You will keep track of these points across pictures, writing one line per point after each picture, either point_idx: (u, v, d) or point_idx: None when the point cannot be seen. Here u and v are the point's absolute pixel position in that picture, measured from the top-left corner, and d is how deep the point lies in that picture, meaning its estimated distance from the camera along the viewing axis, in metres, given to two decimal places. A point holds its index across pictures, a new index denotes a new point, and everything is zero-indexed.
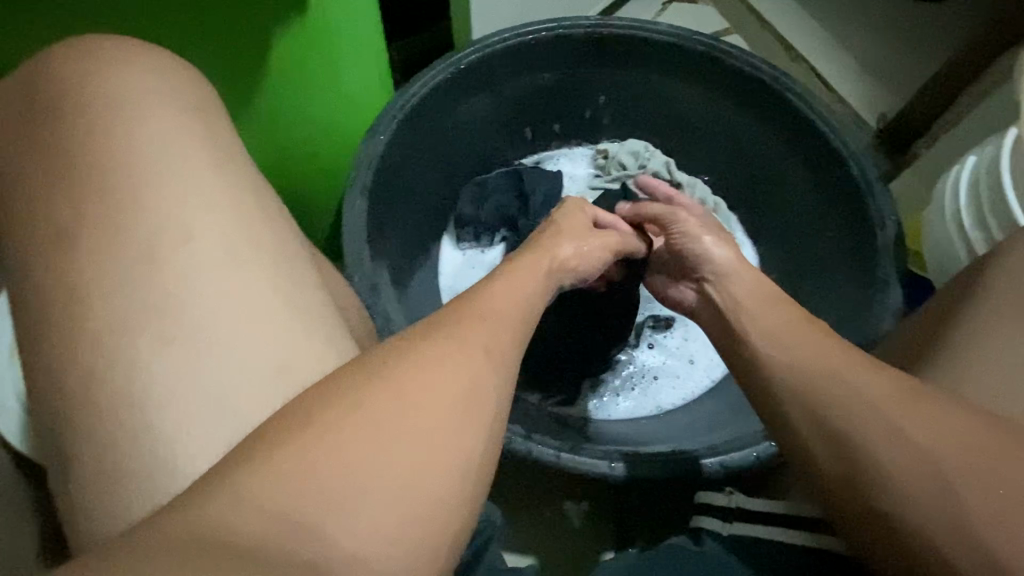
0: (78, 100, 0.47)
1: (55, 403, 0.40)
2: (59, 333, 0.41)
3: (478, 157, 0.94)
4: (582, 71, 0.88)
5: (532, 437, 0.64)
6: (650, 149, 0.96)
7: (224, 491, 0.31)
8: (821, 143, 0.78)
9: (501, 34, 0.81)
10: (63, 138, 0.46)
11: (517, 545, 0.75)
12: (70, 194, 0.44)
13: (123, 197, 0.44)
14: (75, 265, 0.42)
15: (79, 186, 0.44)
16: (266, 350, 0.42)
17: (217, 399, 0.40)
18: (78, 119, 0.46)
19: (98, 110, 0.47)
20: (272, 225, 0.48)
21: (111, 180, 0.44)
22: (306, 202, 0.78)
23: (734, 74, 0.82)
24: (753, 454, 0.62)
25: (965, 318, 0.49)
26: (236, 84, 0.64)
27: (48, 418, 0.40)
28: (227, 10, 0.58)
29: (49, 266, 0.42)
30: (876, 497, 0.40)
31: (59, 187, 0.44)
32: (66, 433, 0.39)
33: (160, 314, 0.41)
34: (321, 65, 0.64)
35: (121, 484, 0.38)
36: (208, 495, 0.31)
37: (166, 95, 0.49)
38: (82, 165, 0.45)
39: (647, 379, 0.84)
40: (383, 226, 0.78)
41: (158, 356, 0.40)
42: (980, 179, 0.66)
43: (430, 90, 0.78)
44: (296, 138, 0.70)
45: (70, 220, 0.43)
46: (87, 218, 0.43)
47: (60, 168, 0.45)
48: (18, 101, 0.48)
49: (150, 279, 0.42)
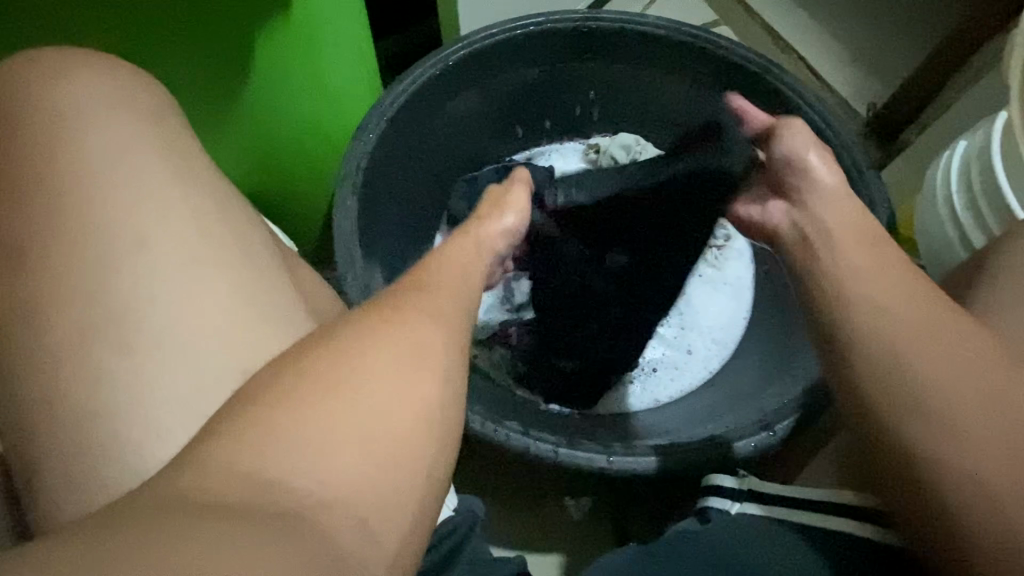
0: (49, 78, 0.44)
1: (20, 397, 0.37)
2: (23, 324, 0.38)
3: (466, 155, 0.91)
4: (571, 65, 0.86)
5: (531, 432, 0.61)
6: (641, 143, 0.93)
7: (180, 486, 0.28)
8: (815, 137, 0.76)
9: (488, 29, 0.78)
10: (27, 119, 0.43)
11: (508, 541, 0.74)
12: (34, 176, 0.41)
13: (92, 181, 0.42)
14: (45, 251, 0.40)
15: (44, 169, 0.41)
16: (238, 342, 0.40)
17: (189, 394, 0.38)
18: (46, 98, 0.44)
19: (67, 89, 0.44)
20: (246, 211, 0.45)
21: (77, 163, 0.42)
22: (293, 205, 0.76)
23: (728, 69, 0.80)
24: (749, 444, 0.60)
25: (969, 304, 0.48)
26: (217, 89, 0.62)
27: (10, 412, 0.38)
28: (207, 11, 0.56)
29: (14, 251, 0.40)
30: None
31: (22, 168, 0.41)
32: (29, 428, 0.37)
33: (129, 310, 0.39)
34: (307, 63, 0.62)
35: (84, 475, 0.36)
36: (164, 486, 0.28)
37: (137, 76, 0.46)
38: (50, 146, 0.42)
39: (646, 371, 0.83)
40: (373, 223, 0.76)
41: (125, 356, 0.38)
42: (970, 162, 0.66)
43: (420, 86, 0.75)
44: (281, 140, 0.68)
45: (35, 204, 0.41)
46: (54, 201, 0.41)
47: (24, 148, 0.42)
48: None
49: (118, 271, 0.40)
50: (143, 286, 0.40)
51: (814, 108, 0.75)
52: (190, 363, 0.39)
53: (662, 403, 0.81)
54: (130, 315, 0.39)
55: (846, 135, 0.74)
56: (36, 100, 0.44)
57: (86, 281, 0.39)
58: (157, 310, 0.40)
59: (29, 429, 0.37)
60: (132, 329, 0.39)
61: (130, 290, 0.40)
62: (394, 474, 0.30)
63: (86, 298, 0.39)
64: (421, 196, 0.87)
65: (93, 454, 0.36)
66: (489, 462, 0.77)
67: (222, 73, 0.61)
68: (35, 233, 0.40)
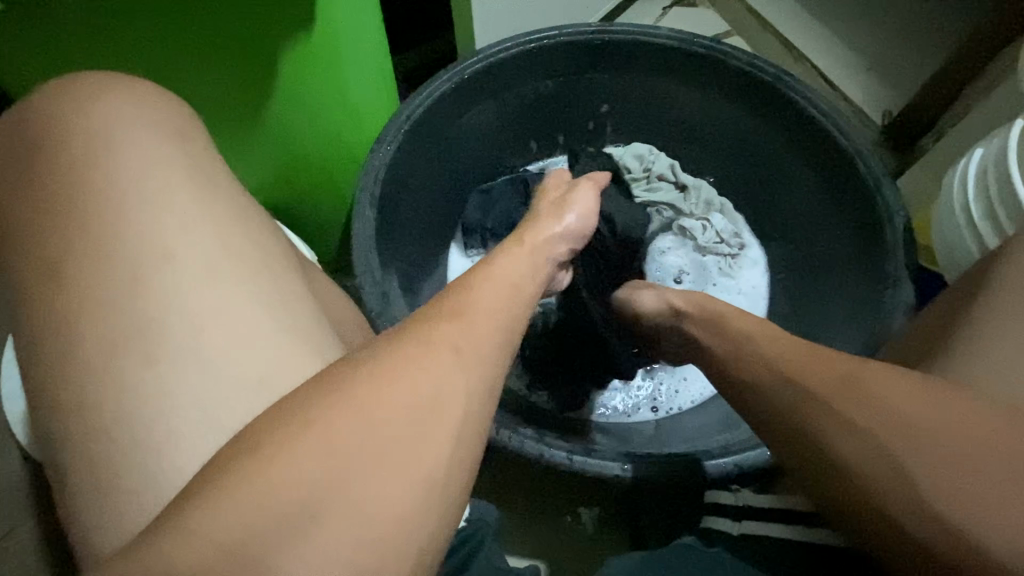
0: (76, 113, 0.46)
1: (57, 417, 0.39)
2: (58, 349, 0.40)
3: (484, 167, 0.92)
4: (583, 78, 0.87)
5: (545, 440, 0.62)
6: (654, 152, 0.95)
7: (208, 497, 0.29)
8: (829, 147, 0.77)
9: (502, 43, 0.79)
10: (58, 154, 0.45)
11: (520, 548, 0.75)
12: (66, 208, 0.43)
13: (120, 210, 0.43)
14: (76, 278, 0.41)
15: (75, 202, 0.43)
16: (260, 359, 0.41)
17: (218, 408, 0.39)
18: (74, 134, 0.45)
19: (95, 124, 0.46)
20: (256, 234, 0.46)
21: (105, 193, 0.43)
22: (313, 218, 0.78)
23: (741, 79, 0.80)
24: (766, 453, 0.59)
25: (979, 308, 0.48)
26: (241, 109, 0.64)
27: (48, 433, 0.40)
28: (228, 33, 0.58)
29: (47, 281, 0.41)
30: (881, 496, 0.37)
31: (56, 201, 0.43)
32: (65, 447, 0.39)
33: (158, 330, 0.40)
34: (324, 80, 0.64)
35: (120, 490, 0.38)
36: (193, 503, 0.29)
37: (157, 110, 0.48)
38: (79, 180, 0.44)
39: (669, 381, 0.83)
40: (391, 234, 0.78)
41: (154, 374, 0.39)
42: (987, 170, 0.65)
43: (436, 100, 0.77)
44: (302, 155, 0.70)
45: (69, 233, 0.42)
46: (87, 229, 0.42)
47: (55, 182, 0.44)
48: (14, 117, 0.47)
49: (146, 294, 0.41)
50: (175, 300, 0.41)
51: (829, 117, 0.75)
52: (213, 375, 0.40)
53: (679, 409, 0.81)
54: (161, 334, 0.40)
55: (861, 144, 0.74)
56: (63, 134, 0.45)
57: (117, 299, 0.41)
58: (181, 322, 0.41)
59: (62, 445, 0.39)
60: (166, 340, 0.40)
61: (154, 305, 0.41)
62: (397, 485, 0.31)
63: (109, 313, 0.40)
64: (438, 206, 0.88)
65: (124, 465, 0.38)
66: (502, 475, 0.78)
67: (245, 92, 0.63)
68: (67, 263, 0.42)
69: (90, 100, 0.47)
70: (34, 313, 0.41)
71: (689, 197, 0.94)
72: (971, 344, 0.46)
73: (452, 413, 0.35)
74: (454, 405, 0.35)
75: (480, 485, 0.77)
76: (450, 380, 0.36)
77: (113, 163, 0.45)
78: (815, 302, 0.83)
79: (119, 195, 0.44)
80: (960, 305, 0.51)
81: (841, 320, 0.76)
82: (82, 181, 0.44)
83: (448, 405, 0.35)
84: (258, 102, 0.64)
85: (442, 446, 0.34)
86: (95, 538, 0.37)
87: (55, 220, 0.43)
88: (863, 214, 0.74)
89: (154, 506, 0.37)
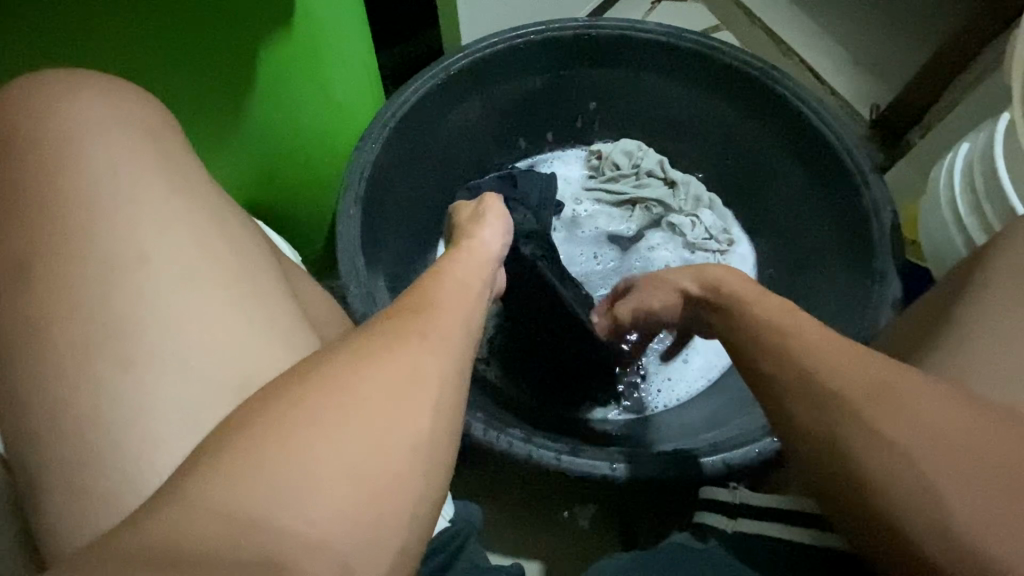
0: (47, 111, 0.45)
1: (27, 419, 0.38)
2: (27, 351, 0.39)
3: (471, 164, 0.92)
4: (571, 74, 0.86)
5: (533, 439, 0.61)
6: (643, 148, 0.94)
7: (177, 504, 0.28)
8: (817, 142, 0.76)
9: (488, 39, 0.78)
10: (28, 152, 0.43)
11: (509, 547, 0.74)
12: (37, 207, 0.42)
13: (94, 208, 0.42)
14: (46, 279, 0.40)
15: (46, 201, 0.42)
16: (236, 361, 0.40)
17: (193, 411, 0.38)
18: (45, 132, 0.44)
19: (67, 121, 0.45)
20: (233, 233, 0.45)
21: (77, 192, 0.42)
22: (296, 218, 0.77)
23: (730, 74, 0.80)
24: (754, 451, 0.59)
25: (964, 305, 0.48)
26: (221, 106, 0.63)
27: (20, 436, 0.39)
28: (209, 27, 0.57)
29: (16, 281, 0.40)
30: (867, 491, 0.37)
31: (26, 200, 0.42)
32: (35, 451, 0.38)
33: (132, 332, 0.40)
34: (308, 77, 0.63)
35: (91, 494, 0.37)
36: (161, 510, 0.28)
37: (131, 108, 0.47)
38: (51, 178, 0.43)
39: (660, 379, 0.82)
40: (377, 234, 0.77)
41: (125, 378, 0.39)
42: (973, 165, 0.65)
43: (422, 97, 0.76)
44: (284, 153, 0.69)
45: (39, 232, 0.41)
46: (57, 229, 0.41)
47: (25, 180, 0.43)
48: None
49: (121, 295, 0.40)
50: (148, 301, 0.40)
51: (816, 112, 0.75)
52: (190, 377, 0.39)
53: (670, 407, 0.81)
54: (135, 336, 0.40)
55: (849, 139, 0.74)
56: (34, 131, 0.44)
57: (90, 300, 0.40)
58: (154, 324, 0.40)
59: (31, 447, 0.38)
60: (138, 343, 0.39)
61: (129, 306, 0.40)
62: (373, 490, 0.31)
63: (82, 315, 0.40)
64: (424, 205, 0.87)
65: (98, 472, 0.37)
66: (491, 474, 0.77)
67: (225, 89, 0.62)
68: (36, 263, 0.41)
69: (64, 96, 0.46)
70: (4, 315, 0.40)
71: (678, 193, 0.93)
72: (956, 341, 0.46)
73: (434, 417, 0.34)
74: (434, 408, 0.35)
75: (471, 486, 0.77)
76: (429, 381, 0.35)
77: (86, 161, 0.44)
78: (805, 297, 0.83)
79: (91, 194, 0.42)
80: (946, 300, 0.51)
81: (828, 316, 0.76)
82: (53, 178, 0.43)
83: (427, 405, 0.34)
84: (239, 99, 0.63)
85: (421, 447, 0.33)
86: (67, 544, 0.37)
87: (24, 219, 0.42)
88: (851, 210, 0.74)
89: (127, 510, 0.36)
